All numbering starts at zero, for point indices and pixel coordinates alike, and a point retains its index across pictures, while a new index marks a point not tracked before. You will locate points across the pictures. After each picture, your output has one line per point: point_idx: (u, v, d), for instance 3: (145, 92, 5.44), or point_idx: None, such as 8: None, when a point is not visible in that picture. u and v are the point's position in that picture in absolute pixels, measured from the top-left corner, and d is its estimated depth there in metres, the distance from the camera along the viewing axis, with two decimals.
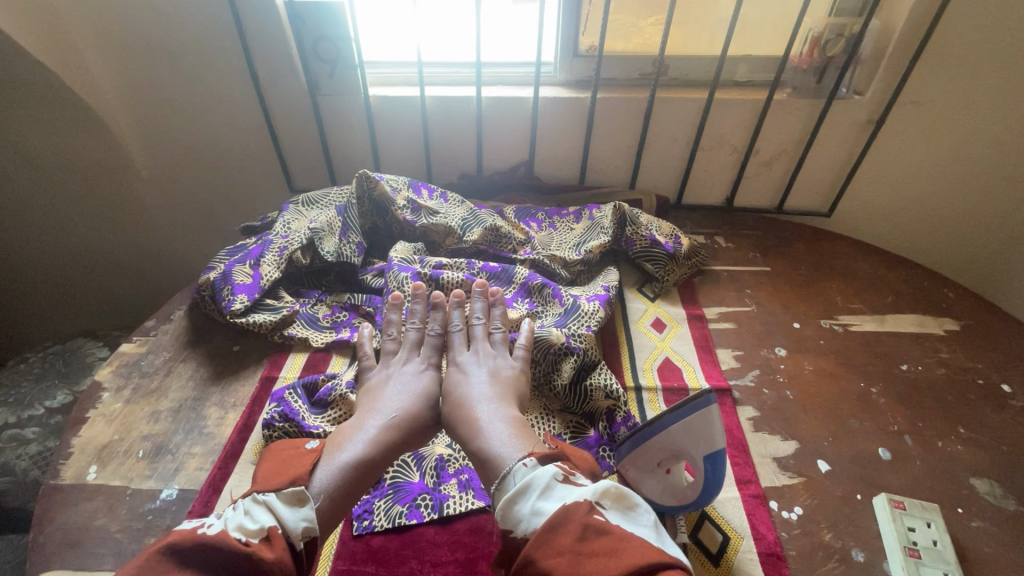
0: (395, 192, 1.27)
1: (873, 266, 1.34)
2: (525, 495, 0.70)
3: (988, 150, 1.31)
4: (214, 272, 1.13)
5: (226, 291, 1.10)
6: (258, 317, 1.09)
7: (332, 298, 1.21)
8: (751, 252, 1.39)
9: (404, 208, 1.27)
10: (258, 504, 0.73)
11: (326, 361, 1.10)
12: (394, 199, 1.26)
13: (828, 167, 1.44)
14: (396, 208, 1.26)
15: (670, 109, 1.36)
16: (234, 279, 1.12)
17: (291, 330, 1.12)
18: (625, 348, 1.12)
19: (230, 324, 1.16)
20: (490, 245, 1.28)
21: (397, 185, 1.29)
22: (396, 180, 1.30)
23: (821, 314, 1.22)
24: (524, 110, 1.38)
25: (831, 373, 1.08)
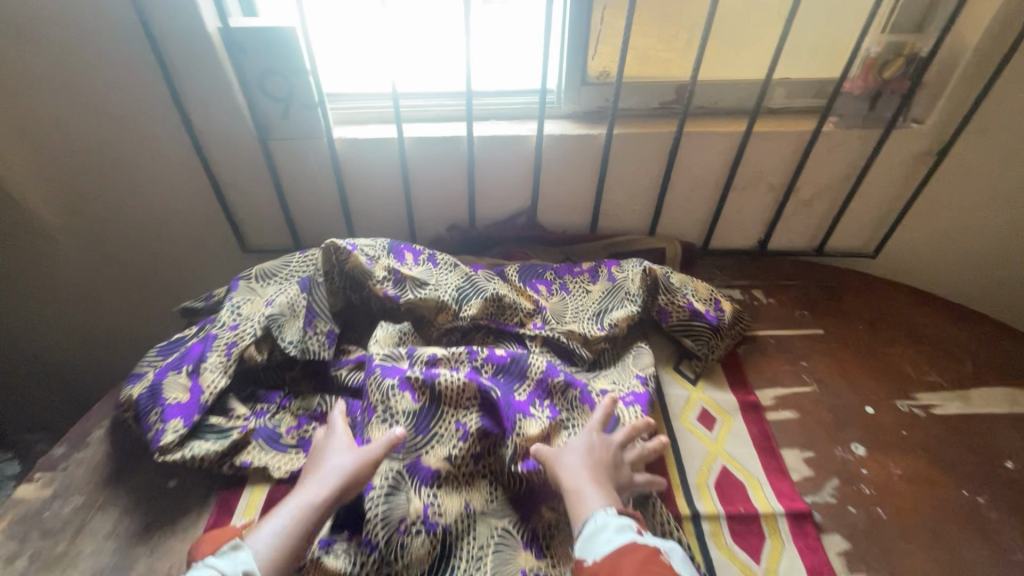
0: (373, 262, 1.03)
1: (941, 325, 1.14)
2: (599, 537, 0.66)
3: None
4: (140, 388, 0.87)
5: (154, 414, 0.84)
6: (199, 449, 0.82)
7: (298, 402, 0.95)
8: (798, 310, 1.18)
9: (383, 283, 1.02)
10: (201, 567, 0.63)
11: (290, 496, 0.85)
12: (370, 273, 1.01)
13: (876, 205, 1.24)
14: (373, 282, 1.02)
15: (698, 145, 1.14)
16: (166, 397, 0.85)
17: (244, 457, 0.86)
18: (671, 456, 0.90)
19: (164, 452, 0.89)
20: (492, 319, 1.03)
21: (374, 253, 1.05)
22: (373, 246, 1.06)
23: (895, 392, 1.01)
24: (524, 151, 1.15)
25: (925, 480, 0.87)
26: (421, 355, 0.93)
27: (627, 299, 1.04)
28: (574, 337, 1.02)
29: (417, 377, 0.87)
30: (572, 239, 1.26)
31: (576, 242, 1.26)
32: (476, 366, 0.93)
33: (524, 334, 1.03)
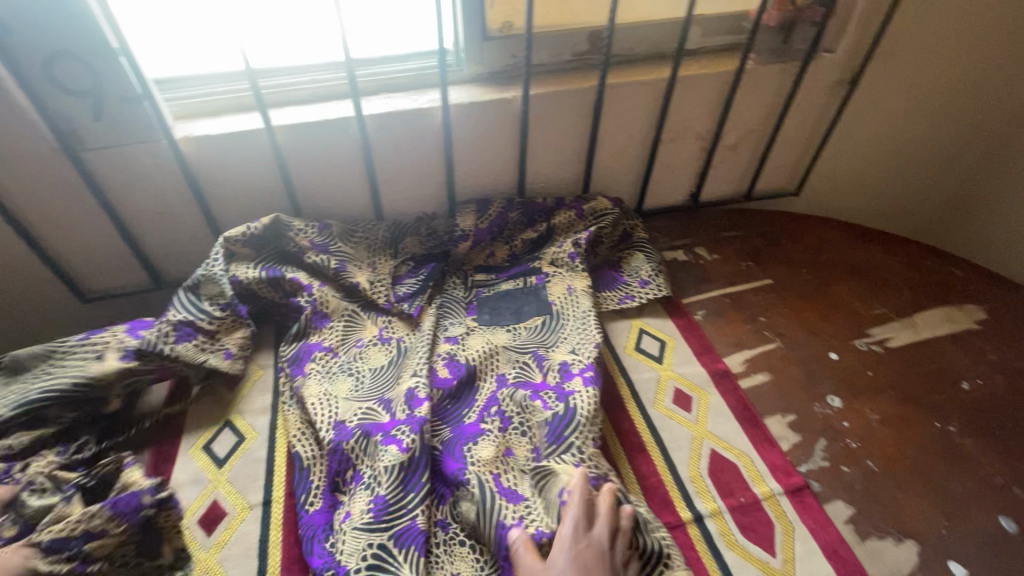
0: (305, 246, 0.94)
1: (871, 253, 1.16)
2: None
3: (963, 92, 1.17)
4: None
5: None
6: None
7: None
8: (743, 262, 1.14)
9: (325, 304, 0.92)
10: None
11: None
12: (291, 224, 0.93)
13: (795, 141, 1.21)
14: (282, 279, 0.91)
15: (622, 99, 1.02)
16: None
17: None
18: (656, 448, 0.81)
19: None
20: (398, 281, 1.00)
21: (308, 236, 0.94)
22: (306, 229, 0.94)
23: (853, 333, 0.99)
24: (428, 127, 0.95)
25: (900, 419, 0.86)
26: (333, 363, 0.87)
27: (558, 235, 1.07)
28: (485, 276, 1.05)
29: (417, 270, 1.02)
30: (540, 228, 1.06)
31: (543, 238, 1.07)
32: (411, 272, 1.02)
33: (435, 342, 0.91)
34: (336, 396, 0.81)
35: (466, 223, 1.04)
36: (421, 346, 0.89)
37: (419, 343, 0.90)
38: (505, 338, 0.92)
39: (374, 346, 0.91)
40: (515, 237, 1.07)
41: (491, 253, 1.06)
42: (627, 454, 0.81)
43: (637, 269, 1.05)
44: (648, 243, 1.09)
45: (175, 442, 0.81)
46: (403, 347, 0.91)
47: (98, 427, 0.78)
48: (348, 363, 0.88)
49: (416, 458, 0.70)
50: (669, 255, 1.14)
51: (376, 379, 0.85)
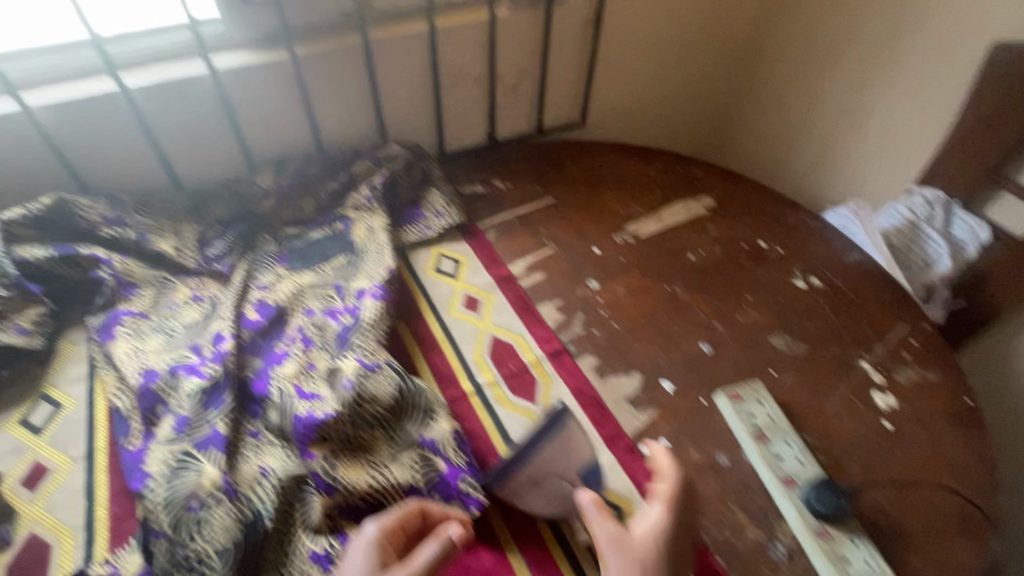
0: (98, 222, 0.97)
1: (635, 165, 1.39)
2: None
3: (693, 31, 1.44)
4: None
5: None
6: None
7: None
8: (532, 186, 1.32)
9: (130, 274, 0.97)
10: None
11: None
12: (77, 203, 0.96)
13: (566, 77, 1.40)
14: (77, 256, 0.94)
15: (391, 51, 1.13)
16: None
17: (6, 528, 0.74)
18: (448, 344, 0.98)
19: None
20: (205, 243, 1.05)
21: (101, 212, 0.98)
22: (95, 206, 0.97)
23: (613, 231, 1.21)
24: (202, 94, 1.00)
25: (641, 288, 1.09)
26: (140, 325, 0.92)
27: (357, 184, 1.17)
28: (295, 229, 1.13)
29: (223, 231, 1.07)
30: (340, 179, 1.16)
31: (347, 187, 1.17)
32: (219, 233, 1.07)
33: (245, 294, 0.99)
34: (145, 351, 0.87)
35: (266, 181, 1.11)
36: (230, 297, 0.97)
37: (229, 296, 0.97)
38: (311, 279, 1.02)
39: (188, 305, 0.97)
40: (320, 190, 1.15)
41: (299, 206, 1.14)
42: (424, 353, 0.96)
43: (433, 203, 1.19)
44: (443, 180, 1.23)
45: None
46: (213, 299, 0.98)
47: None
48: (158, 321, 0.94)
49: (215, 381, 0.79)
50: (468, 189, 1.30)
51: (186, 330, 0.92)
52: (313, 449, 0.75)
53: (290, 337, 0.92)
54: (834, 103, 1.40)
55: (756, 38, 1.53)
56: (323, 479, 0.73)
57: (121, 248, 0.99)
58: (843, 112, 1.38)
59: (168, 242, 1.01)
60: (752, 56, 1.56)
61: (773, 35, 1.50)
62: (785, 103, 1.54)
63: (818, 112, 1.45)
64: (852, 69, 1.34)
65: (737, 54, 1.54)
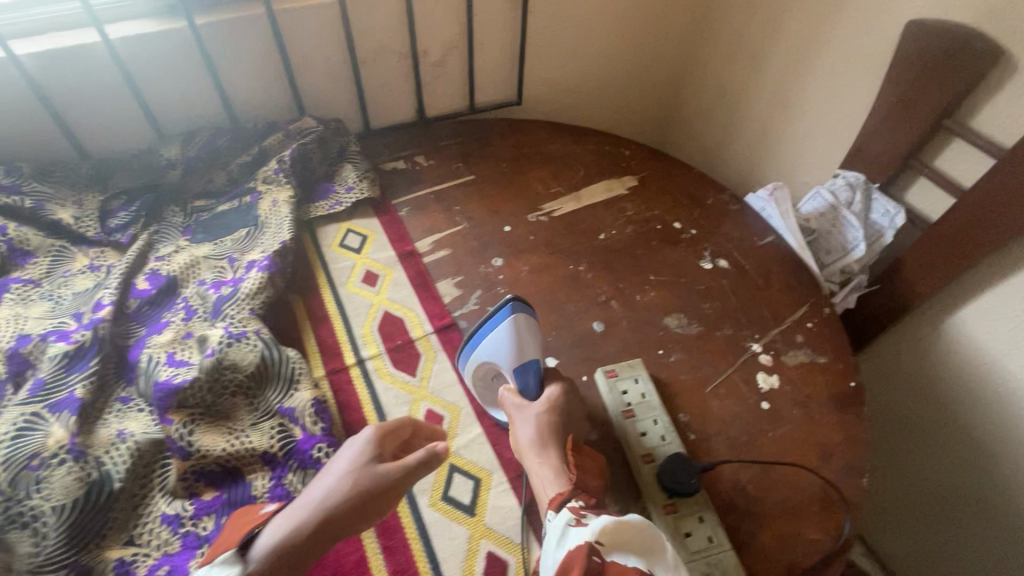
0: None
1: (563, 144, 1.38)
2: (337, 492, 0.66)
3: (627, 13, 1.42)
4: None
5: None
6: None
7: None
8: (454, 164, 1.31)
9: (25, 241, 0.98)
10: None
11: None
12: None
13: (496, 53, 1.38)
14: None
15: (301, 22, 1.12)
16: None
17: None
18: (340, 317, 0.98)
19: None
20: (109, 213, 1.06)
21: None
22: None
23: (528, 209, 1.21)
24: (100, 62, 1.00)
25: (545, 267, 1.09)
26: (27, 291, 0.93)
27: (268, 158, 1.17)
28: (204, 201, 1.13)
29: (128, 202, 1.08)
30: (252, 151, 1.15)
31: (258, 160, 1.16)
32: (123, 204, 1.08)
33: (141, 263, 1.00)
34: (26, 315, 0.88)
35: (173, 152, 1.11)
36: (124, 266, 0.98)
37: (122, 266, 0.98)
38: (208, 250, 1.02)
39: (82, 273, 0.98)
40: (230, 162, 1.15)
41: (209, 179, 1.14)
42: (313, 326, 0.97)
43: (345, 177, 1.19)
44: (358, 156, 1.22)
45: None
46: (108, 268, 0.99)
47: None
48: (47, 289, 0.95)
49: (83, 347, 0.81)
50: (389, 165, 1.29)
51: (74, 298, 0.93)
52: (171, 415, 0.77)
53: (176, 306, 0.93)
54: (765, 90, 1.38)
55: (698, 27, 1.51)
56: (178, 443, 0.75)
57: (16, 215, 0.99)
58: (774, 97, 1.36)
59: (69, 212, 1.02)
60: (694, 46, 1.55)
61: (713, 24, 1.48)
62: (722, 90, 1.52)
63: (753, 99, 1.43)
64: (781, 59, 1.32)
65: (678, 43, 1.54)
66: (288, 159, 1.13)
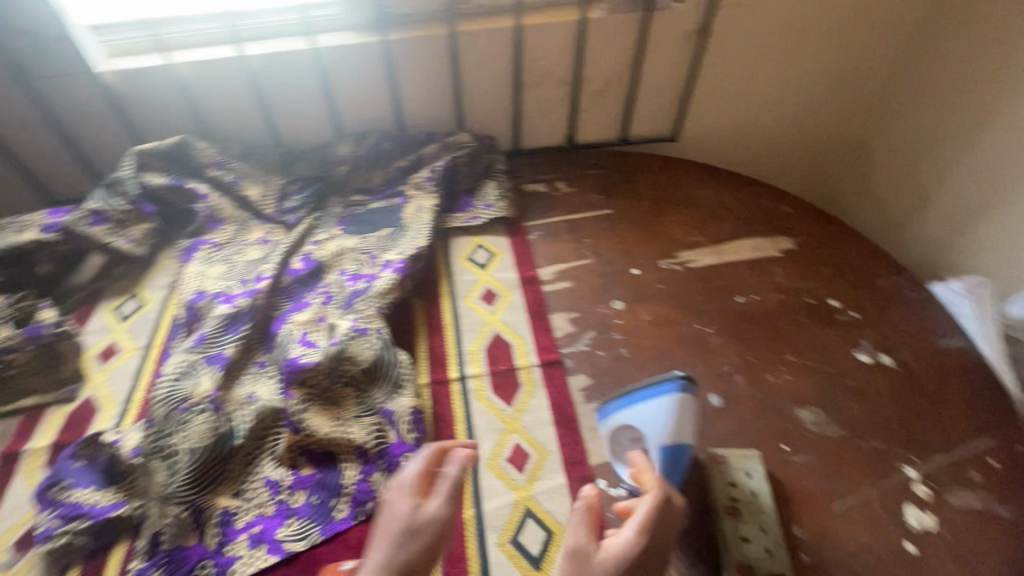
0: (207, 163, 1.17)
1: (713, 190, 1.28)
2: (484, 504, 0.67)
3: (808, 66, 1.30)
4: None
5: None
6: None
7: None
8: (594, 195, 1.28)
9: (220, 210, 1.16)
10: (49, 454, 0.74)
11: (35, 426, 0.90)
12: (196, 144, 1.16)
13: (660, 88, 1.33)
14: (184, 187, 1.14)
15: (477, 44, 1.18)
16: None
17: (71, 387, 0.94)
18: (452, 329, 1.01)
19: None
20: (285, 195, 1.21)
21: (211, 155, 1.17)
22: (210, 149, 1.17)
23: (662, 255, 1.14)
24: (306, 66, 1.15)
25: (668, 321, 1.02)
26: (212, 253, 1.10)
27: (422, 166, 1.25)
28: (360, 197, 1.24)
29: (301, 188, 1.22)
30: (409, 157, 1.24)
31: (414, 167, 1.25)
32: (297, 189, 1.22)
33: (299, 244, 1.13)
34: (207, 274, 1.05)
35: (345, 150, 1.25)
36: (286, 245, 1.11)
37: (284, 245, 1.11)
38: (354, 242, 1.12)
39: (255, 245, 1.13)
40: (389, 165, 1.25)
41: (368, 177, 1.25)
42: (428, 332, 1.01)
43: (486, 194, 1.22)
44: (502, 175, 1.26)
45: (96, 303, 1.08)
46: (274, 244, 1.13)
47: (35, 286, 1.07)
48: (227, 253, 1.11)
49: (240, 312, 0.93)
50: (529, 187, 1.31)
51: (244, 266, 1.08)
52: (293, 390, 0.84)
53: (319, 289, 1.03)
54: (977, 164, 1.16)
55: (897, 82, 1.32)
56: (292, 417, 0.82)
57: (218, 187, 1.18)
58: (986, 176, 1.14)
59: (256, 190, 1.19)
60: (890, 99, 1.34)
61: (918, 78, 1.27)
62: (912, 161, 1.31)
63: (959, 172, 1.20)
64: (1012, 127, 1.08)
65: (867, 101, 1.37)
66: (438, 170, 1.19)
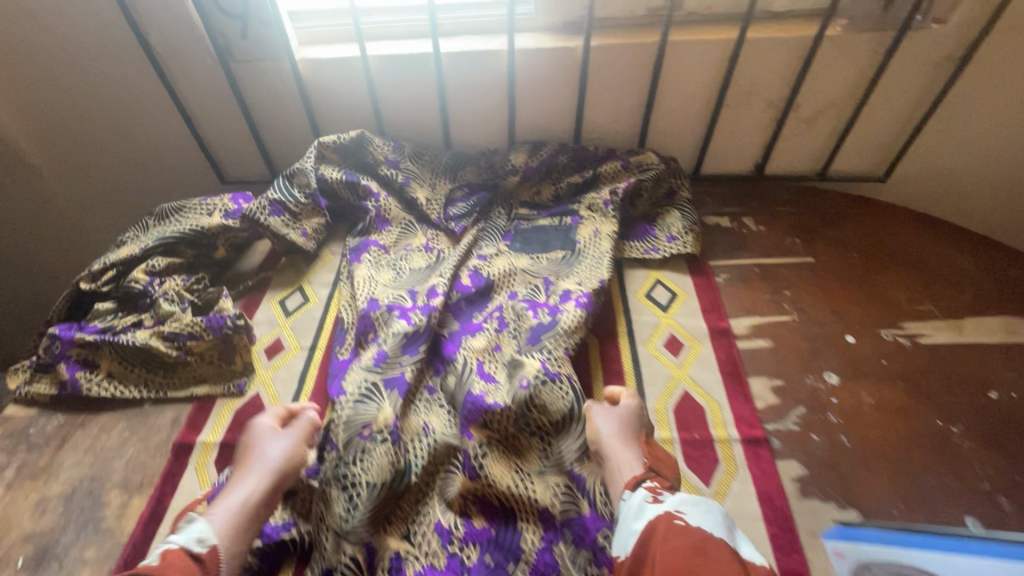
0: (381, 161, 1.12)
1: (943, 249, 1.07)
2: (626, 515, 0.66)
3: None
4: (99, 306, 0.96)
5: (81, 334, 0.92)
6: (132, 390, 0.91)
7: (149, 392, 0.91)
8: (789, 237, 1.11)
9: (388, 211, 1.10)
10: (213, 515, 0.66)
11: (207, 416, 0.89)
12: (374, 141, 1.12)
13: (886, 121, 1.13)
14: (358, 184, 1.10)
15: (685, 56, 1.05)
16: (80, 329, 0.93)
17: (240, 381, 0.92)
18: (634, 380, 0.89)
19: (143, 391, 0.91)
20: (451, 200, 1.14)
21: (385, 153, 1.12)
22: (384, 146, 1.13)
23: (882, 323, 0.95)
24: (496, 68, 1.07)
25: (898, 409, 0.84)
26: (378, 257, 1.04)
27: (598, 185, 1.13)
28: (526, 211, 1.15)
29: (468, 194, 1.15)
30: (586, 174, 1.14)
31: (588, 184, 1.14)
32: (463, 195, 1.15)
33: (465, 257, 1.05)
34: (377, 280, 0.99)
35: (518, 159, 1.15)
36: (454, 257, 1.03)
37: (450, 256, 1.04)
38: (525, 263, 1.03)
39: (419, 252, 1.07)
40: (561, 179, 1.16)
41: (537, 191, 1.17)
42: (605, 379, 0.90)
43: (670, 225, 1.09)
44: (689, 204, 1.11)
45: (263, 293, 1.07)
46: (439, 253, 1.06)
47: (211, 269, 1.07)
48: (392, 258, 1.05)
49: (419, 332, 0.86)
50: (711, 220, 1.16)
51: (411, 275, 1.01)
52: (472, 430, 0.77)
53: (489, 311, 0.95)
54: None
55: None
56: (471, 463, 0.75)
57: (386, 187, 1.13)
58: None
59: (425, 193, 1.12)
60: None
61: None
62: None
63: None
64: None
65: None
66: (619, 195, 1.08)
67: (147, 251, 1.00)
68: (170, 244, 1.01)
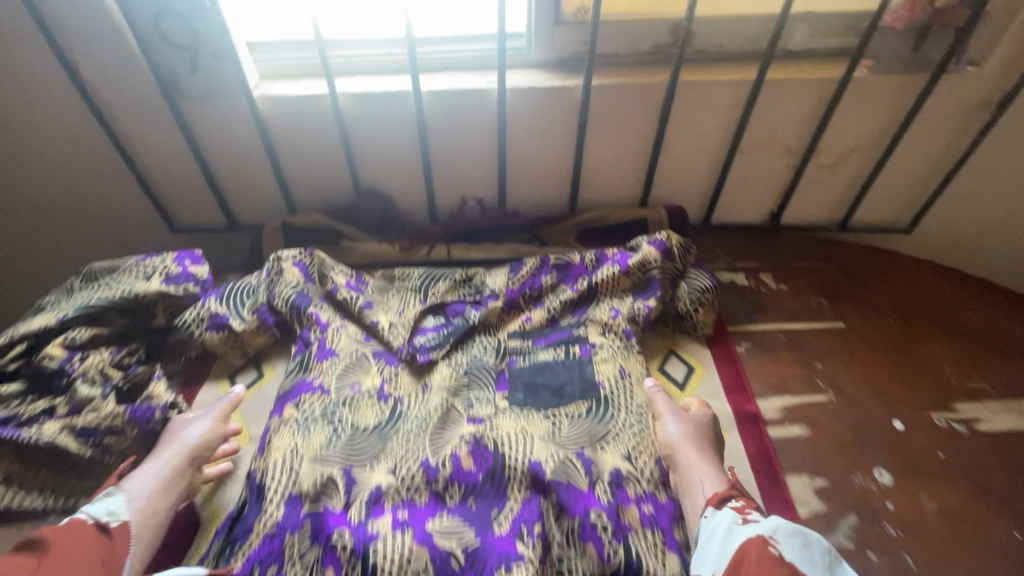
0: (333, 283, 0.93)
1: (985, 313, 0.96)
2: None
3: None
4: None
5: None
6: (31, 499, 0.73)
7: (56, 501, 0.74)
8: (815, 298, 0.99)
9: (334, 340, 0.87)
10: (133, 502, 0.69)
11: None
12: (331, 266, 0.95)
13: (913, 170, 1.03)
14: (304, 310, 0.89)
15: (696, 98, 0.93)
16: None
17: None
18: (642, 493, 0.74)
19: (48, 500, 0.74)
20: (421, 329, 0.90)
21: (337, 276, 0.94)
22: (341, 271, 0.96)
23: (931, 405, 0.83)
24: (485, 109, 0.94)
25: (965, 518, 0.71)
26: (312, 406, 0.78)
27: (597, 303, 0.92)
28: (518, 342, 0.90)
29: (442, 317, 0.92)
30: (580, 285, 0.92)
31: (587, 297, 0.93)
32: (439, 317, 0.92)
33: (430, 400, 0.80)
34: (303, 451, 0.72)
35: None
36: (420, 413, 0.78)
37: (419, 410, 0.79)
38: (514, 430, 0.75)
39: (368, 399, 0.80)
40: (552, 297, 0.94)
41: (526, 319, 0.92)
42: None
43: (676, 299, 0.92)
44: (696, 268, 0.94)
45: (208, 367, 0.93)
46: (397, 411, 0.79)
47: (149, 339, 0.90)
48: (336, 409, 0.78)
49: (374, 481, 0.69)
50: (725, 277, 1.04)
51: (355, 444, 0.74)
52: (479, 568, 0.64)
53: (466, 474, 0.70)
54: None
55: None
56: None
57: (342, 307, 0.91)
58: None
59: (387, 319, 0.90)
60: None
61: None
62: None
63: None
64: None
65: None
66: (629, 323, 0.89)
67: (65, 323, 0.83)
68: (95, 313, 0.84)
